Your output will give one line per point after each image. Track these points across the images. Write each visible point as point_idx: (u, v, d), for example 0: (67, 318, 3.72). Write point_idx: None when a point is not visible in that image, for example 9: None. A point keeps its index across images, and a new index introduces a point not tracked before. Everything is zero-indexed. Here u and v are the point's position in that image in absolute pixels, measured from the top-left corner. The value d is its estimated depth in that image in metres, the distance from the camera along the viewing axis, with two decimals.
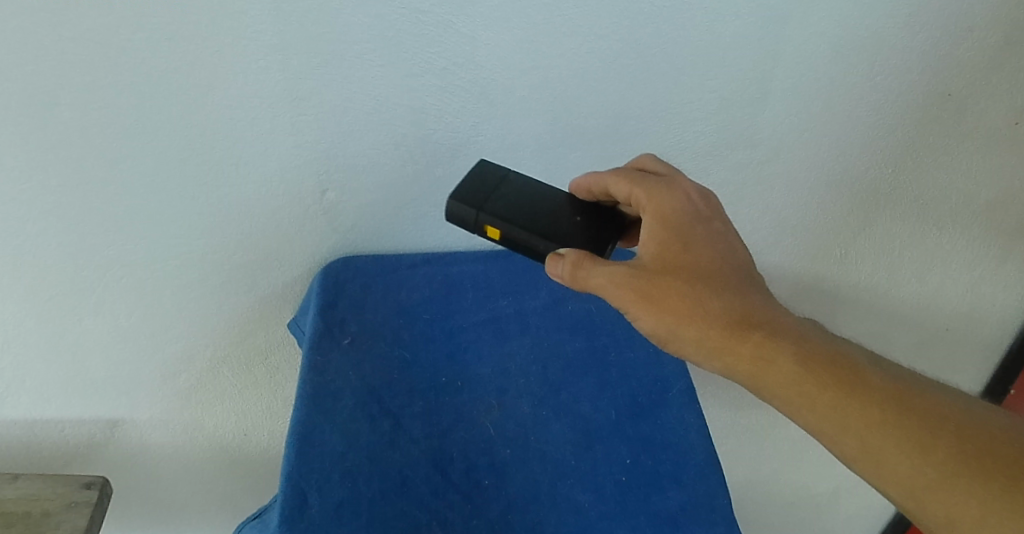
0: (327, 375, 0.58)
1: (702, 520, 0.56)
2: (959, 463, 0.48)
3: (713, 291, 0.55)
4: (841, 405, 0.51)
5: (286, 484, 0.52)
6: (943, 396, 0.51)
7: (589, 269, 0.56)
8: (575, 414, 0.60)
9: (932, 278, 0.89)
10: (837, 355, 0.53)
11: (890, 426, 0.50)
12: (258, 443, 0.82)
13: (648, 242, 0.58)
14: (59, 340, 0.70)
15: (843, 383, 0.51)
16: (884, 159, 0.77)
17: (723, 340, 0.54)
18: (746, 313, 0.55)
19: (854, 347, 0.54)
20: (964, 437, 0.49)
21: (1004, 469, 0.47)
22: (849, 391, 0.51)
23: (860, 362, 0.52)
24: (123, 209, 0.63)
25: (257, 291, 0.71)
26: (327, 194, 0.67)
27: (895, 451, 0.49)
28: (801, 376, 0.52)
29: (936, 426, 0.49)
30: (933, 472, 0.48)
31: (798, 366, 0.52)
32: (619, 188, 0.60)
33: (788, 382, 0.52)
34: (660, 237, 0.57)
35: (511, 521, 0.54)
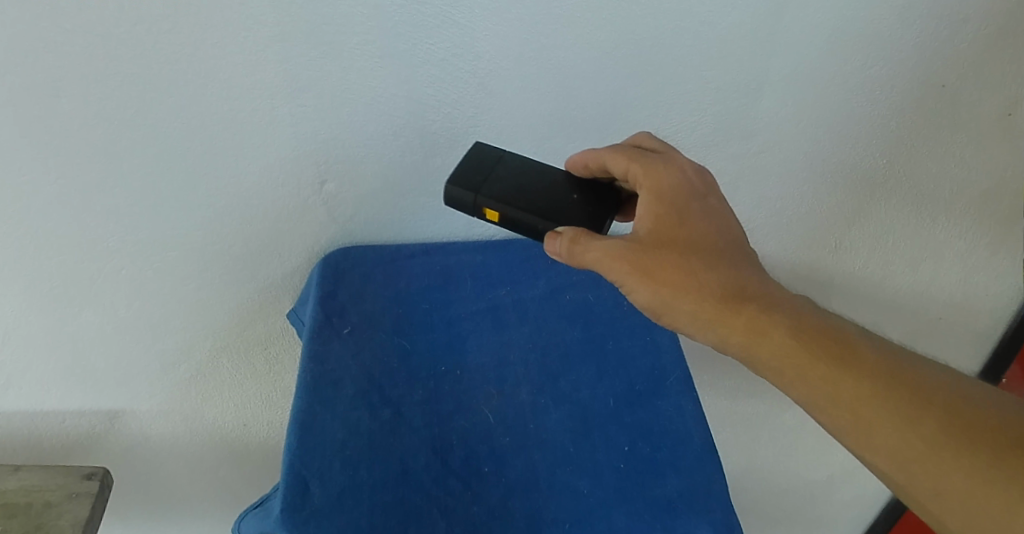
0: (327, 363, 0.59)
1: (699, 506, 0.56)
2: (948, 435, 0.50)
3: (709, 265, 0.56)
4: (834, 378, 0.52)
5: (288, 472, 0.52)
6: (930, 369, 0.53)
7: (586, 243, 0.56)
8: (573, 401, 0.61)
9: (926, 267, 0.90)
10: (830, 328, 0.54)
11: (882, 399, 0.51)
12: (258, 434, 0.83)
13: (643, 217, 0.58)
14: (60, 332, 0.70)
15: (837, 356, 0.53)
16: (879, 148, 0.78)
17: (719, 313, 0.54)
18: (741, 286, 0.55)
19: (844, 321, 0.55)
20: (951, 410, 0.51)
21: (989, 440, 0.50)
22: (841, 363, 0.52)
23: (852, 335, 0.54)
24: (124, 200, 0.64)
25: (257, 282, 0.72)
26: (326, 185, 0.67)
27: (886, 423, 0.51)
28: (795, 348, 0.53)
29: (924, 399, 0.51)
30: (922, 444, 0.50)
31: (792, 339, 0.53)
32: (616, 164, 0.60)
33: (782, 354, 0.53)
34: (656, 211, 0.58)
35: (511, 507, 0.54)
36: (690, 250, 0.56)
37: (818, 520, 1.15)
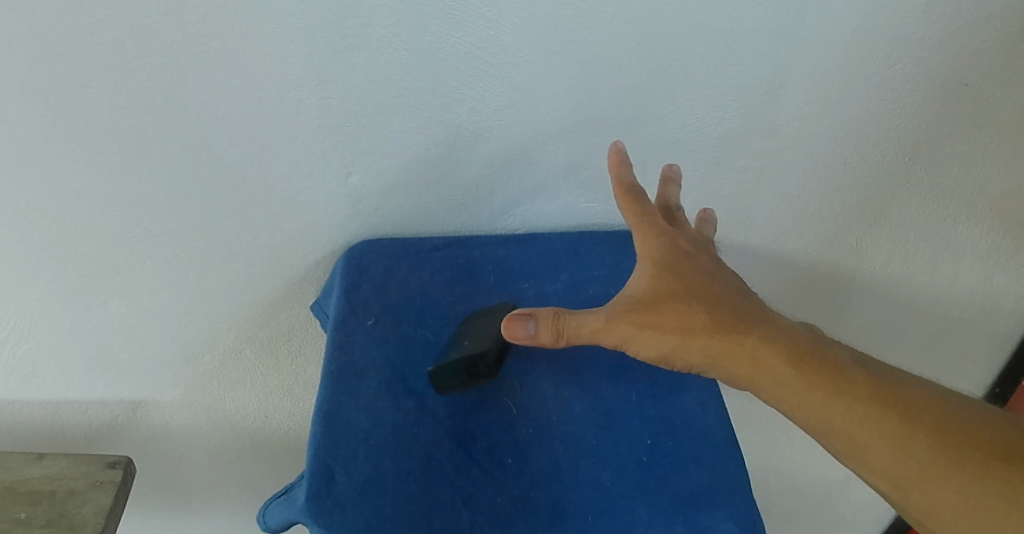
0: (352, 353, 0.60)
1: (721, 500, 0.56)
2: (939, 454, 0.54)
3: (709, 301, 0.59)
4: (830, 405, 0.56)
5: (313, 461, 0.53)
6: (920, 390, 0.57)
7: None
8: (595, 395, 0.60)
9: (948, 266, 0.89)
10: (825, 356, 0.57)
11: (880, 426, 0.55)
12: (278, 426, 0.83)
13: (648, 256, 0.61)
14: (85, 321, 0.71)
15: (833, 384, 0.56)
16: (902, 146, 0.77)
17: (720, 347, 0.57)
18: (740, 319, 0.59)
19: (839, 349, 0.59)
20: (942, 429, 0.54)
21: (979, 457, 0.53)
22: (837, 391, 0.56)
23: (846, 363, 0.57)
24: (150, 190, 0.65)
25: (280, 274, 0.72)
26: (351, 177, 0.67)
27: (881, 445, 0.54)
28: (793, 379, 0.56)
29: (918, 421, 0.55)
30: (914, 463, 0.54)
31: (791, 369, 0.56)
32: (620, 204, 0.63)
33: (781, 384, 0.56)
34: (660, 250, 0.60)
35: (533, 498, 0.54)
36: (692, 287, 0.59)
37: (836, 521, 1.15)
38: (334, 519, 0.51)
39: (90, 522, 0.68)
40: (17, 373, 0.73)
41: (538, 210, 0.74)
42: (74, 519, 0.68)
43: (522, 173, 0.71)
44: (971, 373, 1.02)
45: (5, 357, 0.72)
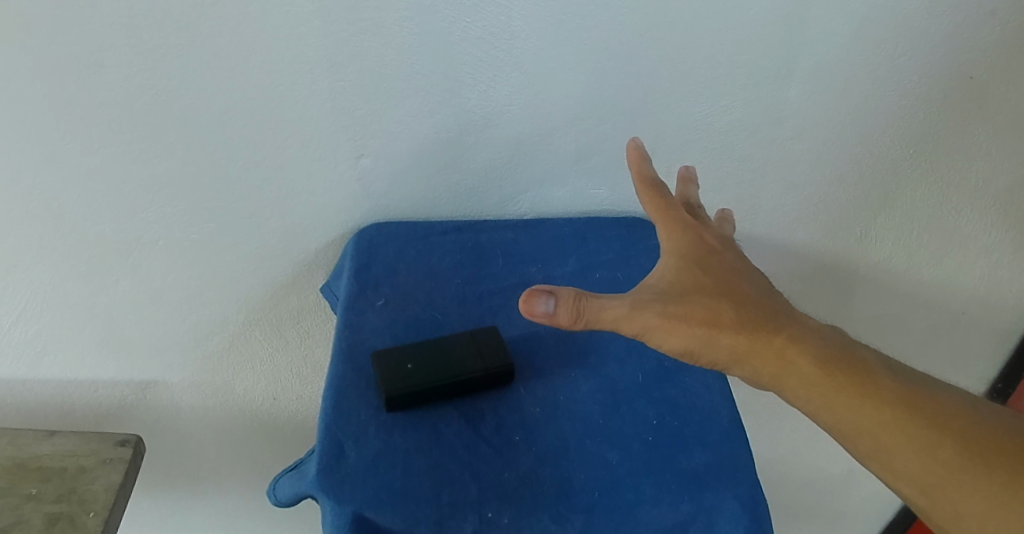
0: (362, 333, 0.61)
1: (726, 479, 0.57)
2: (965, 460, 0.54)
3: (736, 300, 0.57)
4: (857, 407, 0.54)
5: (324, 436, 0.54)
6: (942, 395, 0.56)
7: None
8: (602, 376, 0.61)
9: (952, 260, 0.90)
10: (851, 357, 0.56)
11: (908, 429, 0.54)
12: (287, 409, 0.84)
13: (669, 250, 0.59)
14: (97, 300, 0.72)
15: (861, 386, 0.55)
16: (907, 138, 0.78)
17: (751, 343, 0.55)
18: (768, 316, 0.57)
19: (862, 349, 0.58)
20: (966, 435, 0.54)
21: (1003, 464, 0.53)
22: (865, 392, 0.54)
23: (872, 364, 0.56)
24: (164, 170, 0.65)
25: (291, 257, 0.73)
26: (362, 160, 0.68)
27: (906, 447, 0.54)
28: (822, 379, 0.55)
29: (943, 426, 0.54)
30: (942, 469, 0.53)
31: (819, 369, 0.55)
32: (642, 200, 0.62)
33: (809, 384, 0.55)
34: (683, 245, 0.59)
35: (541, 475, 0.55)
36: (718, 282, 0.57)
37: (837, 514, 1.16)
38: (345, 492, 0.52)
39: (101, 497, 0.70)
40: (27, 350, 0.74)
41: (546, 196, 0.75)
42: (85, 494, 0.70)
43: (531, 158, 0.72)
44: (972, 367, 1.02)
45: (17, 336, 0.73)
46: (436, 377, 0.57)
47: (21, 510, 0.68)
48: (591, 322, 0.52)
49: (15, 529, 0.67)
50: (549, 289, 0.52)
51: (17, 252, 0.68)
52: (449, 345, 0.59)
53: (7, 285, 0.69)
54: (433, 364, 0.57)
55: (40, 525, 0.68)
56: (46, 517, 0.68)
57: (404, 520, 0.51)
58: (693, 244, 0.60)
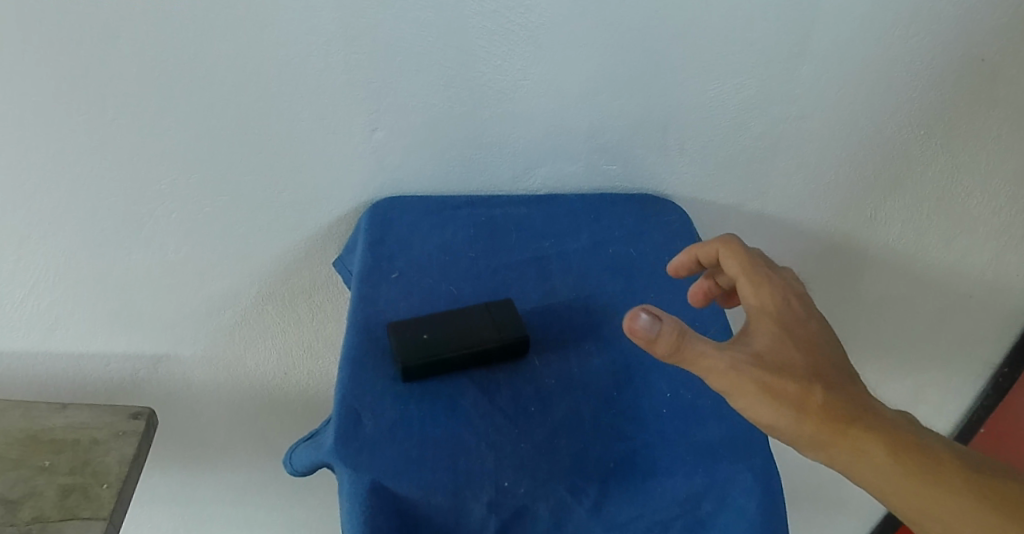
0: (378, 304, 0.61)
1: (740, 452, 0.57)
2: None
3: (819, 381, 0.53)
4: (939, 502, 0.50)
5: (341, 405, 0.55)
6: None
7: (692, 337, 0.52)
8: (617, 349, 0.61)
9: (960, 243, 0.90)
10: (935, 450, 0.52)
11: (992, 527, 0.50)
12: (297, 384, 0.84)
13: (755, 313, 0.57)
14: (109, 273, 0.72)
15: (943, 477, 0.51)
16: (919, 118, 0.78)
17: (831, 431, 0.51)
18: (851, 400, 0.53)
19: (948, 441, 0.53)
20: None
21: None
22: (947, 486, 0.50)
23: (958, 457, 0.52)
24: (177, 142, 0.65)
25: (303, 231, 0.73)
26: (376, 133, 0.68)
27: None
28: (904, 472, 0.51)
29: None
30: None
31: (899, 462, 0.51)
32: (727, 253, 0.60)
33: (889, 477, 0.51)
34: (769, 308, 0.57)
35: (557, 446, 0.55)
36: (804, 360, 0.54)
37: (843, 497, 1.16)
38: (362, 461, 0.52)
39: (114, 469, 0.71)
40: (41, 323, 0.75)
41: (558, 172, 0.74)
42: (98, 466, 0.71)
43: (543, 134, 0.72)
44: (980, 350, 1.02)
45: (30, 308, 0.73)
46: (451, 348, 0.57)
47: (35, 481, 0.70)
48: (687, 359, 0.52)
49: (30, 500, 0.69)
50: (654, 313, 0.52)
51: (30, 223, 0.68)
52: (463, 319, 0.59)
53: (20, 257, 0.70)
54: (448, 336, 0.58)
55: (54, 495, 0.69)
56: (59, 488, 0.69)
57: (420, 488, 0.52)
58: (781, 313, 0.57)
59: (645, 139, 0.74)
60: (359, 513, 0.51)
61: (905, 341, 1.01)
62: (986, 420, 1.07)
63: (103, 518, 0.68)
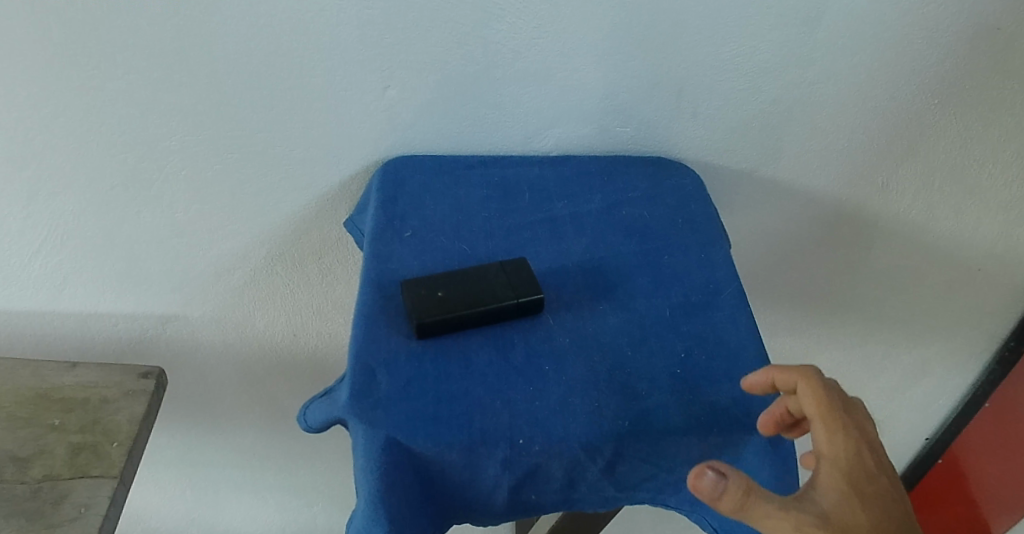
0: (391, 263, 0.61)
1: (755, 412, 0.56)
2: None
3: None
4: None
5: (355, 362, 0.55)
6: None
7: (758, 501, 0.46)
8: (631, 309, 0.61)
9: (969, 216, 0.89)
10: None
11: None
12: (306, 345, 0.85)
13: (825, 463, 0.51)
14: (119, 231, 0.73)
15: None
16: (933, 86, 0.76)
17: None
18: None
19: None
20: None
21: None
22: None
23: None
24: (186, 99, 0.65)
25: (314, 190, 0.72)
26: (388, 91, 0.67)
27: None
28: None
29: None
30: None
31: None
32: (809, 389, 0.52)
33: None
34: (841, 463, 0.50)
35: (572, 404, 0.55)
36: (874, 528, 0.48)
37: None
38: (377, 417, 0.52)
39: (124, 428, 0.73)
40: (50, 284, 0.76)
41: (571, 133, 0.74)
42: (108, 425, 0.73)
43: (557, 96, 0.71)
44: (988, 326, 1.01)
45: (41, 267, 0.74)
46: (467, 307, 0.57)
47: (44, 439, 0.71)
48: (749, 516, 0.47)
49: (40, 458, 0.70)
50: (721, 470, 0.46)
51: (39, 181, 0.68)
52: (479, 278, 0.59)
53: (29, 216, 0.70)
54: (465, 295, 0.58)
55: (64, 453, 0.71)
56: (69, 446, 0.71)
57: (435, 444, 0.52)
58: (854, 467, 0.50)
59: (660, 102, 0.73)
60: (374, 468, 0.52)
61: (915, 314, 0.99)
62: (992, 396, 1.06)
63: (113, 476, 0.70)
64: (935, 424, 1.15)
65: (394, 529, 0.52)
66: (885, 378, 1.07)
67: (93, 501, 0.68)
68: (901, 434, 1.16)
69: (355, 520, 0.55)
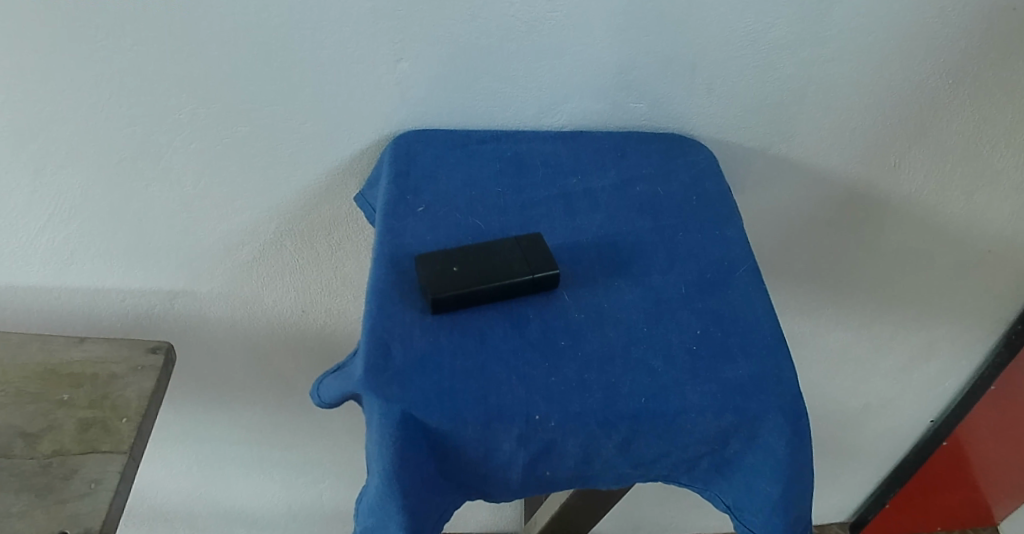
0: (404, 237, 0.61)
1: (771, 390, 0.55)
2: None
3: None
4: None
5: (370, 335, 0.54)
6: None
7: None
8: (646, 285, 0.60)
9: (980, 198, 0.87)
10: None
11: None
12: (315, 322, 0.86)
13: None
14: (127, 206, 0.73)
15: None
16: (948, 66, 0.74)
17: None
18: None
19: None
20: None
21: None
22: None
23: None
24: (196, 71, 0.64)
25: (324, 164, 0.72)
26: (401, 64, 0.66)
27: None
28: None
29: None
30: None
31: None
32: None
33: None
34: None
35: (588, 380, 0.54)
36: None
37: (845, 440, 1.19)
38: (393, 392, 0.52)
39: (134, 404, 0.73)
40: (57, 258, 0.76)
41: (585, 108, 0.72)
42: (117, 400, 0.73)
43: (570, 70, 0.69)
44: (996, 308, 1.00)
45: (48, 242, 0.75)
46: (483, 281, 0.56)
47: (54, 415, 0.71)
48: None
49: (49, 433, 0.70)
50: None
51: (47, 155, 0.68)
52: (495, 253, 0.59)
53: (37, 189, 0.70)
54: (480, 270, 0.57)
55: (74, 429, 0.71)
56: (79, 422, 0.71)
57: (452, 420, 0.52)
58: None
59: (675, 78, 0.71)
60: (390, 442, 0.51)
61: (922, 296, 0.98)
62: (999, 377, 1.06)
63: (123, 452, 0.70)
64: (940, 407, 1.14)
65: (408, 504, 0.52)
66: (891, 360, 1.06)
67: (103, 476, 0.68)
68: (906, 418, 1.15)
69: (370, 494, 0.55)
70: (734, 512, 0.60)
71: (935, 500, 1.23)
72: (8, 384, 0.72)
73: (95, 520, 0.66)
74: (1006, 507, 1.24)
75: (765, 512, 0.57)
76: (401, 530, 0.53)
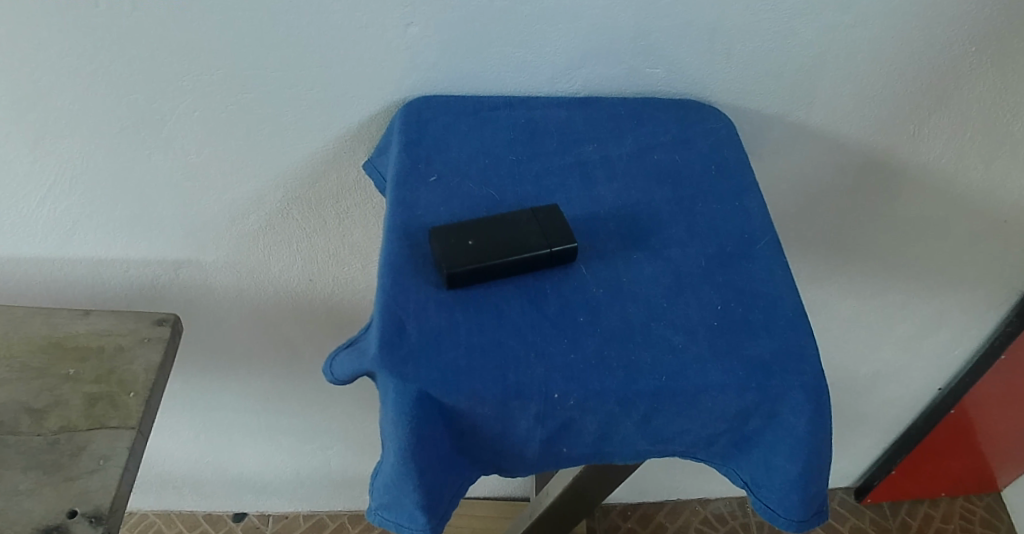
0: (417, 209, 0.59)
1: (794, 368, 0.53)
2: None
3: None
4: None
5: (384, 311, 0.53)
6: None
7: None
8: (665, 259, 0.58)
9: (999, 167, 0.84)
10: None
11: None
12: (322, 290, 0.84)
13: None
14: (129, 176, 0.71)
15: None
16: (974, 32, 0.71)
17: None
18: None
19: None
20: None
21: None
22: None
23: None
24: (197, 36, 0.62)
25: (331, 131, 0.70)
26: (411, 28, 0.64)
27: None
28: None
29: None
30: None
31: None
32: None
33: None
34: None
35: (607, 356, 0.53)
36: None
37: (854, 407, 1.19)
38: (408, 370, 0.50)
39: (141, 378, 0.72)
40: (58, 229, 0.75)
41: (600, 73, 0.70)
42: (124, 375, 0.72)
43: (584, 34, 0.67)
44: (1010, 277, 0.98)
45: (48, 214, 0.73)
46: (498, 255, 0.55)
47: (59, 390, 0.70)
48: None
49: (55, 409, 0.69)
50: None
51: (45, 124, 0.66)
52: (510, 225, 0.57)
53: (36, 159, 0.68)
54: (496, 244, 0.56)
55: (80, 405, 0.70)
56: (85, 397, 0.70)
57: (469, 398, 0.51)
58: None
59: (694, 42, 0.69)
60: (405, 421, 0.50)
61: (935, 263, 0.96)
62: (1008, 348, 1.04)
63: (131, 428, 0.69)
64: (950, 375, 1.13)
65: (423, 482, 0.52)
66: (903, 328, 1.05)
67: (111, 452, 0.67)
68: (916, 385, 1.15)
69: (385, 468, 0.54)
70: (752, 488, 0.59)
71: (940, 466, 1.23)
72: (13, 359, 0.71)
73: (105, 497, 0.65)
74: (1007, 471, 1.24)
75: (783, 489, 0.57)
76: (416, 507, 0.53)
